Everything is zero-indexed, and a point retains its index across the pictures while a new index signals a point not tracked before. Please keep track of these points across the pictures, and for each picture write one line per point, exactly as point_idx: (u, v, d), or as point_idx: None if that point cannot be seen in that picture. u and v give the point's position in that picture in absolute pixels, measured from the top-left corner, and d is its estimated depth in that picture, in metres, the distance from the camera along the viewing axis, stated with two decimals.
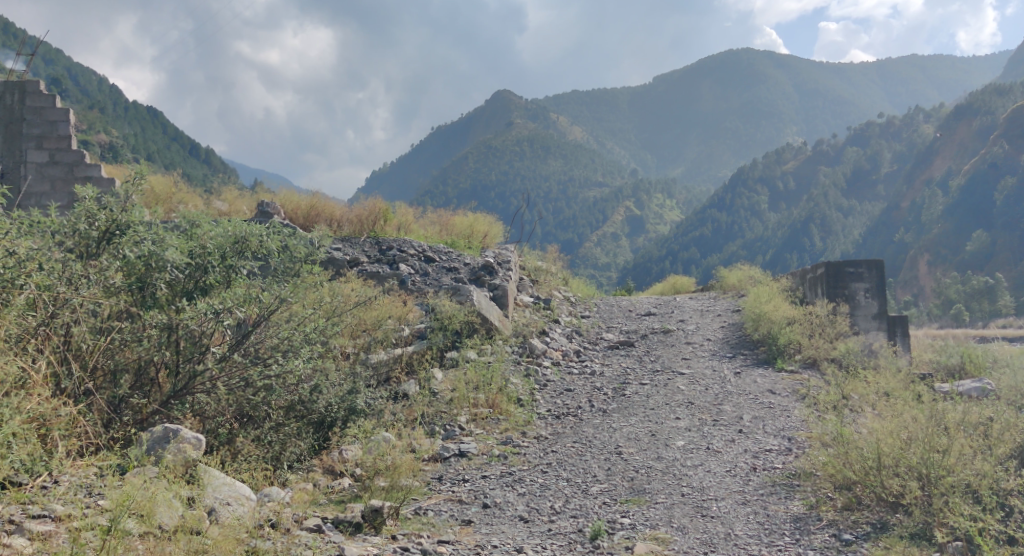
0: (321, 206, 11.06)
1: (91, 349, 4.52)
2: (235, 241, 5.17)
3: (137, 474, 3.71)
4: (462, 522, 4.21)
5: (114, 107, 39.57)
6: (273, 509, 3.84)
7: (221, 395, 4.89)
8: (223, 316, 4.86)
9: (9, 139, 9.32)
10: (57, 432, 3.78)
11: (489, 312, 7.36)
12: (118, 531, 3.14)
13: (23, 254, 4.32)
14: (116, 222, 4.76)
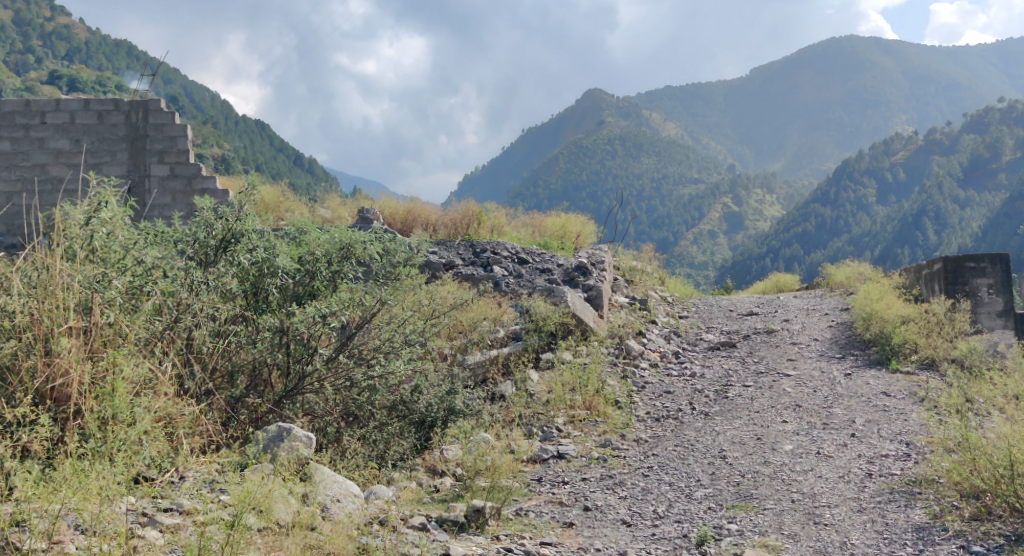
0: (417, 211, 11.30)
1: (211, 352, 4.76)
2: (341, 246, 5.42)
3: (256, 470, 3.88)
4: (564, 524, 4.22)
5: (222, 120, 41.31)
6: (381, 508, 3.94)
7: (329, 395, 5.10)
8: (330, 318, 5.03)
9: (134, 154, 9.87)
10: (182, 430, 4.02)
11: (584, 313, 7.35)
12: (241, 526, 3.23)
13: (150, 262, 4.60)
14: (232, 231, 5.07)
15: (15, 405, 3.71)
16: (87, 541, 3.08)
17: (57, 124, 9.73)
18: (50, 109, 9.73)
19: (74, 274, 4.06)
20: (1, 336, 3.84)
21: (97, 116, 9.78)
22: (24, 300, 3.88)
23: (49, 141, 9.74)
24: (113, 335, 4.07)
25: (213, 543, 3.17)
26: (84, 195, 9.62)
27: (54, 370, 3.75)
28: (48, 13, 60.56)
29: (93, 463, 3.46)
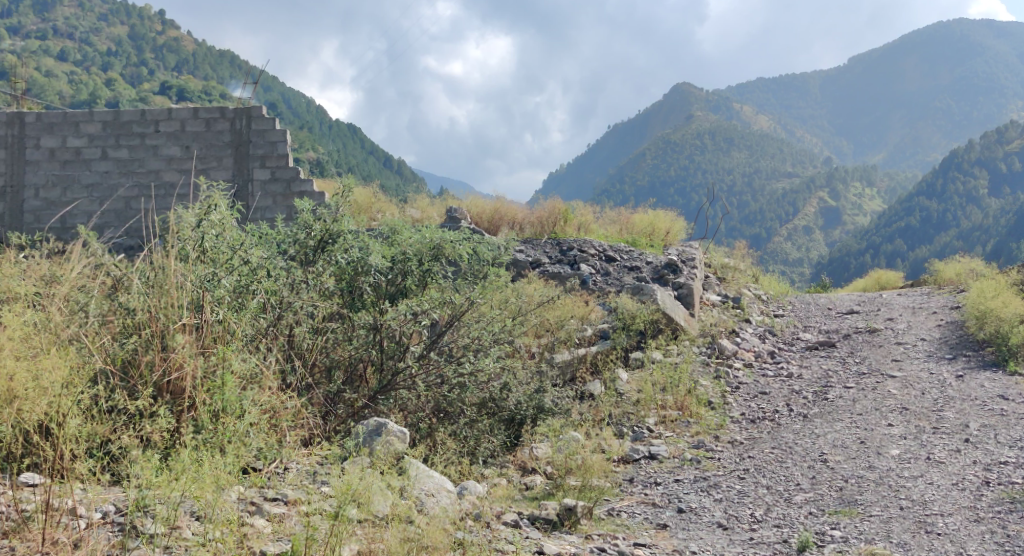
0: (504, 210, 11.38)
1: (310, 348, 4.92)
2: (432, 246, 5.53)
3: (354, 463, 4.00)
4: (658, 526, 4.19)
5: (315, 124, 42.59)
6: (476, 504, 3.98)
7: (421, 391, 5.17)
8: (421, 316, 5.16)
9: (238, 159, 10.30)
10: (285, 423, 4.19)
11: (674, 311, 7.24)
12: (343, 517, 3.32)
13: (255, 262, 4.81)
14: (329, 231, 5.30)
15: (136, 398, 3.92)
16: (201, 528, 3.23)
17: (169, 131, 10.25)
18: (162, 117, 10.22)
19: (187, 273, 4.28)
20: (126, 333, 4.14)
21: (205, 123, 10.25)
22: (143, 299, 4.15)
23: (162, 148, 10.26)
24: (223, 332, 4.27)
25: (318, 533, 3.26)
26: (193, 199, 10.09)
27: (170, 364, 3.95)
28: (156, 26, 63.53)
29: (207, 451, 3.64)
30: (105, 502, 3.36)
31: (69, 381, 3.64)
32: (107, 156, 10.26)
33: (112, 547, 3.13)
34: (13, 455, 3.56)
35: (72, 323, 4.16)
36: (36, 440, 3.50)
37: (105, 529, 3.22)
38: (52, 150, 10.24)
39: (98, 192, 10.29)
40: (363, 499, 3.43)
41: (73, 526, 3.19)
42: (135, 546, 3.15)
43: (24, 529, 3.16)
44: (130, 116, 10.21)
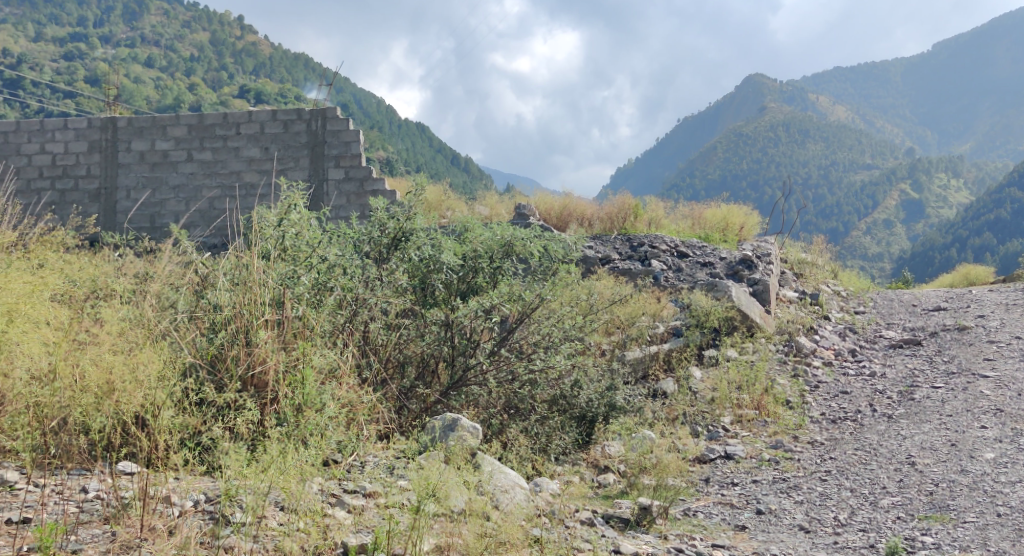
0: (573, 206, 11.33)
1: (384, 343, 5.03)
2: (502, 243, 5.52)
3: (428, 456, 4.05)
4: (736, 527, 4.11)
5: (385, 124, 43.30)
6: (555, 505, 3.94)
7: (492, 387, 5.22)
8: (491, 313, 5.24)
9: (314, 159, 10.50)
10: (362, 417, 4.30)
11: (750, 308, 7.08)
12: (424, 513, 3.33)
13: (332, 260, 4.97)
14: (402, 230, 5.45)
15: (223, 390, 4.07)
16: (287, 517, 3.30)
17: (249, 133, 10.53)
18: (243, 120, 10.53)
19: (268, 270, 4.50)
20: (213, 329, 4.30)
21: (283, 125, 10.51)
22: (229, 295, 4.35)
23: (242, 150, 10.56)
24: (303, 327, 4.42)
25: (397, 527, 3.28)
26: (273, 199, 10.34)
27: (254, 358, 4.12)
28: (234, 30, 65.26)
29: (291, 442, 3.70)
30: (197, 490, 3.43)
31: (162, 373, 3.74)
32: (192, 158, 10.62)
33: (204, 535, 3.19)
34: (111, 445, 3.65)
35: (162, 319, 4.34)
36: (133, 430, 3.54)
37: (197, 518, 3.28)
38: (142, 153, 10.63)
39: (184, 193, 10.63)
40: (440, 491, 3.42)
41: (167, 513, 3.26)
42: (226, 534, 3.20)
43: (123, 516, 3.22)
44: (214, 119, 10.56)
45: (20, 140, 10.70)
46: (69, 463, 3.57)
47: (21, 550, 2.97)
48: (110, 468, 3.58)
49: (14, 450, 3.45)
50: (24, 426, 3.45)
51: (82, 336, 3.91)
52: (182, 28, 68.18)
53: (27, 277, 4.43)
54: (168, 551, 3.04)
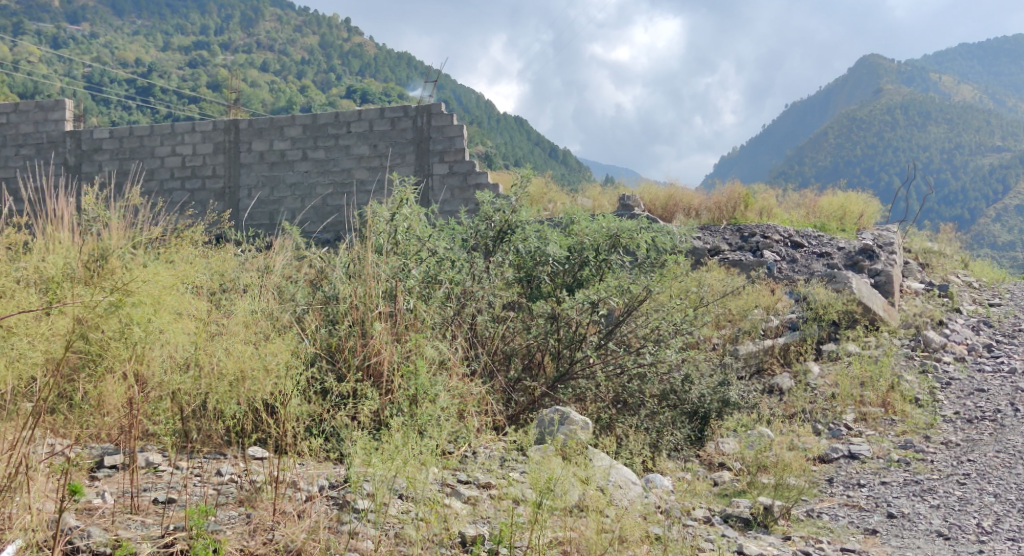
0: (680, 196, 11.11)
1: (492, 335, 5.07)
2: (609, 235, 5.61)
3: (538, 450, 4.05)
4: (866, 531, 3.92)
5: (485, 120, 43.77)
6: (679, 506, 3.83)
7: (600, 381, 5.17)
8: (598, 305, 5.23)
9: (420, 155, 10.65)
10: (473, 409, 4.36)
11: (872, 301, 6.76)
12: (546, 508, 3.29)
13: (441, 253, 5.19)
14: (508, 222, 5.63)
15: (341, 379, 4.29)
16: (405, 505, 3.37)
17: (359, 132, 10.77)
18: (353, 119, 10.77)
19: (381, 263, 4.79)
20: (334, 321, 4.61)
21: (391, 122, 10.70)
22: (346, 287, 4.69)
23: (353, 148, 10.82)
24: (414, 319, 4.60)
25: (521, 519, 3.27)
26: (384, 194, 10.59)
27: (369, 349, 4.31)
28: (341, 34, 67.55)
29: (410, 432, 3.74)
30: (322, 476, 3.59)
31: (289, 363, 3.86)
32: (306, 157, 10.95)
33: (330, 520, 3.28)
34: (243, 431, 3.81)
35: (286, 309, 4.64)
36: (262, 418, 3.69)
37: (324, 503, 3.40)
38: (261, 153, 11.03)
39: (300, 191, 10.99)
40: (564, 486, 3.35)
41: (297, 497, 3.38)
42: (350, 519, 3.32)
43: (256, 498, 3.36)
44: (326, 118, 10.85)
45: (153, 143, 11.25)
46: (205, 448, 3.80)
47: (169, 528, 3.05)
48: (241, 453, 3.78)
49: (157, 434, 3.61)
50: (166, 413, 3.60)
51: (215, 324, 4.04)
52: (292, 32, 70.86)
53: (166, 269, 4.63)
54: (299, 535, 3.13)
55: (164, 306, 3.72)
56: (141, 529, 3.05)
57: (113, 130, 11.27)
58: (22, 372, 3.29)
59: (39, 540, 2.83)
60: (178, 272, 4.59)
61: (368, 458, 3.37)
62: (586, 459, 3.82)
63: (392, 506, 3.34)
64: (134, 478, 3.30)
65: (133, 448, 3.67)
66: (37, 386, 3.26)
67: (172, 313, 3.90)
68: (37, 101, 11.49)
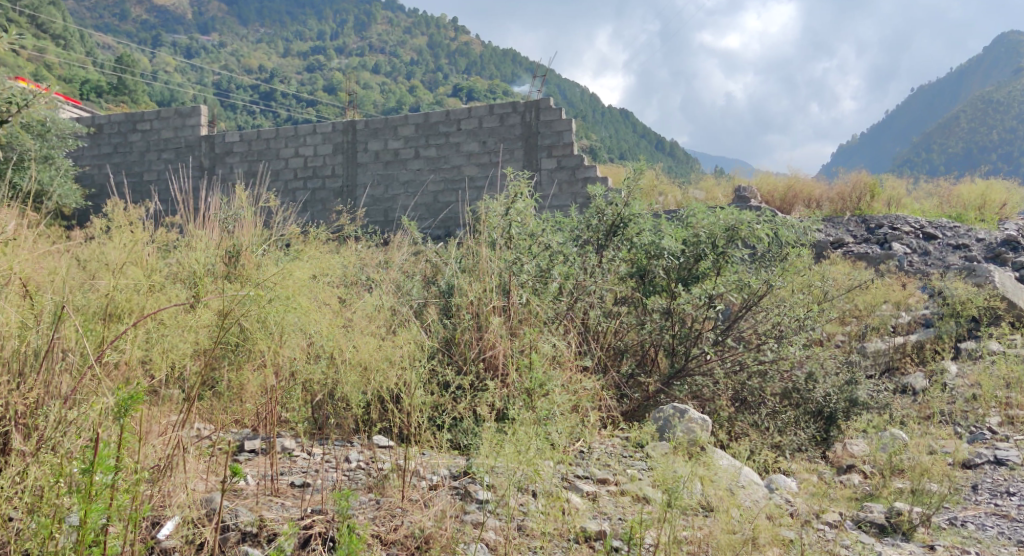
0: (800, 187, 10.73)
1: (605, 331, 5.12)
2: (726, 228, 5.40)
3: (656, 448, 3.98)
4: (1019, 544, 3.67)
5: (593, 116, 43.63)
6: (809, 509, 3.68)
7: (719, 378, 5.06)
8: (716, 300, 5.14)
9: (529, 150, 10.66)
10: (587, 403, 4.32)
11: (1019, 297, 6.38)
12: (674, 508, 3.21)
13: (554, 248, 5.27)
14: (620, 216, 5.58)
15: (458, 372, 4.36)
16: (528, 497, 3.38)
17: (469, 129, 10.88)
18: (463, 116, 10.88)
19: (494, 258, 4.87)
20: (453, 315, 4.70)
21: (500, 119, 10.77)
22: (463, 283, 4.79)
23: (463, 145, 10.94)
24: (528, 314, 4.66)
25: (651, 516, 3.22)
26: (496, 189, 10.67)
27: (484, 343, 4.37)
28: (450, 34, 68.70)
29: (529, 425, 3.77)
30: (445, 466, 3.68)
31: (413, 354, 3.95)
32: (419, 155, 11.15)
33: (455, 509, 3.34)
34: (369, 420, 3.92)
35: (406, 303, 4.81)
36: (388, 408, 3.79)
37: (447, 492, 3.48)
38: (377, 152, 11.29)
39: (412, 188, 11.19)
40: (691, 485, 3.28)
41: (421, 486, 3.47)
42: (474, 510, 3.37)
43: (385, 486, 3.43)
44: (437, 117, 11.00)
45: (278, 145, 11.67)
46: (333, 435, 3.89)
47: (307, 511, 3.12)
48: (368, 441, 3.88)
49: (291, 421, 3.73)
50: (299, 401, 3.71)
51: (344, 318, 4.15)
52: (403, 36, 72.65)
53: (299, 264, 4.82)
54: (427, 523, 3.18)
55: (300, 297, 4.08)
56: (281, 511, 3.13)
57: (242, 133, 11.76)
58: (172, 361, 3.43)
59: (195, 517, 2.91)
60: (308, 266, 4.80)
61: (492, 450, 3.41)
62: (711, 459, 3.71)
63: (515, 498, 3.37)
64: (273, 462, 3.40)
65: (268, 434, 3.80)
66: (187, 374, 3.38)
67: (307, 305, 4.13)
68: (176, 108, 12.11)
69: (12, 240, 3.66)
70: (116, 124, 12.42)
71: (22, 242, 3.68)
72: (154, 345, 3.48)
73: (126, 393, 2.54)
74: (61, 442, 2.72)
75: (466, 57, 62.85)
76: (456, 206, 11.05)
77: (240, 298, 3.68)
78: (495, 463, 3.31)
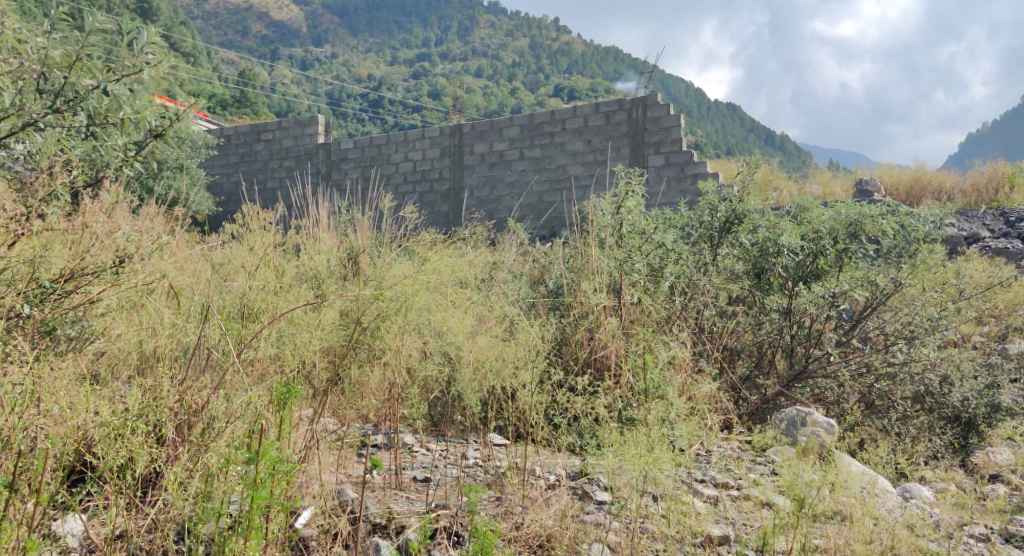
0: (927, 179, 10.17)
1: (720, 331, 4.94)
2: (848, 223, 5.17)
3: (779, 453, 3.82)
4: None
5: (700, 112, 42.86)
6: (952, 522, 3.44)
7: (845, 380, 4.84)
8: (839, 300, 4.92)
9: (636, 148, 10.50)
10: (705, 405, 4.17)
11: None
12: (806, 516, 3.05)
13: (668, 246, 5.12)
14: (735, 212, 5.39)
15: (570, 373, 4.31)
16: (650, 501, 3.27)
17: (575, 128, 10.81)
18: (569, 115, 10.82)
19: (604, 258, 4.81)
20: (566, 315, 4.65)
21: (606, 116, 10.65)
22: (574, 285, 4.75)
23: (569, 144, 10.87)
24: (640, 314, 4.57)
25: (782, 522, 3.08)
26: (604, 188, 10.54)
27: (596, 343, 4.33)
28: (552, 34, 68.86)
29: (647, 422, 3.67)
30: (561, 466, 3.64)
31: (530, 353, 3.92)
32: (524, 156, 11.15)
33: (575, 509, 3.28)
34: (486, 419, 3.90)
35: (518, 304, 4.79)
36: (504, 406, 3.76)
37: (565, 492, 3.43)
38: (482, 155, 11.35)
39: (518, 189, 11.21)
40: (822, 490, 3.13)
41: (539, 485, 3.43)
42: (592, 511, 3.30)
43: (502, 483, 3.40)
44: (542, 117, 10.97)
45: (389, 150, 11.90)
46: (450, 432, 3.85)
47: (431, 505, 3.13)
48: (484, 439, 3.86)
49: (410, 418, 3.76)
50: (418, 399, 3.72)
51: (460, 318, 4.17)
52: (506, 39, 73.32)
53: (413, 265, 4.89)
54: (548, 521, 3.14)
55: (419, 297, 4.13)
56: (407, 504, 3.15)
57: (356, 140, 12.04)
58: (302, 358, 3.49)
59: (329, 508, 2.95)
60: (422, 266, 4.86)
61: (613, 452, 3.33)
62: (842, 464, 3.52)
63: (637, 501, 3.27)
64: (396, 457, 3.43)
65: (388, 429, 3.83)
66: (317, 372, 3.45)
67: (428, 305, 4.16)
68: (295, 117, 12.47)
69: (162, 246, 3.82)
70: (242, 135, 12.93)
71: (170, 248, 3.84)
72: (284, 343, 3.56)
73: (282, 386, 2.69)
74: (213, 435, 2.80)
75: (568, 58, 62.84)
76: (562, 206, 11.00)
77: (362, 299, 3.75)
78: (614, 465, 3.24)
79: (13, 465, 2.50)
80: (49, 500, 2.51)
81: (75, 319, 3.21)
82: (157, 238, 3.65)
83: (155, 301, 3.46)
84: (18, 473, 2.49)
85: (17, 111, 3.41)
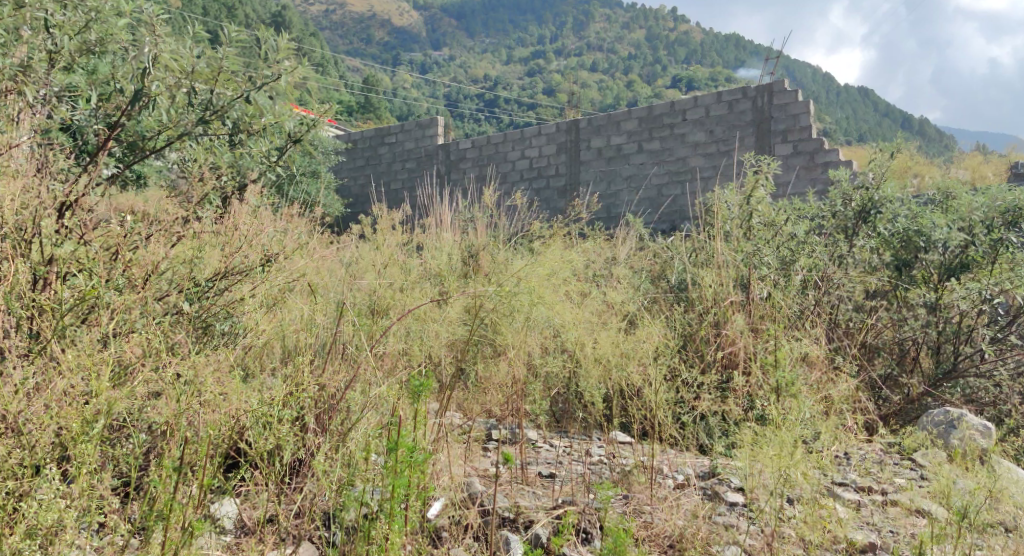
0: None
1: (859, 326, 4.63)
2: (1005, 210, 4.78)
3: (929, 457, 3.51)
4: None
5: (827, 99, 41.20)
6: None
7: (1003, 379, 4.43)
8: (995, 297, 4.47)
9: (761, 136, 10.09)
10: (845, 406, 3.88)
11: None
12: (968, 526, 2.76)
13: (801, 237, 4.85)
14: (871, 201, 5.05)
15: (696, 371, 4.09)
16: (789, 506, 3.05)
17: (696, 119, 10.50)
18: (689, 106, 10.53)
19: (730, 250, 4.62)
20: (692, 310, 4.45)
21: (728, 105, 10.28)
22: (699, 279, 4.56)
23: (689, 136, 10.57)
24: (770, 309, 4.33)
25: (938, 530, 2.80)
26: (728, 179, 10.17)
27: (723, 339, 4.10)
28: (669, 24, 67.85)
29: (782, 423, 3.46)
30: (690, 465, 3.47)
31: (658, 349, 3.79)
32: (643, 149, 10.92)
33: (706, 510, 3.10)
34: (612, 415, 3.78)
35: (642, 299, 4.64)
36: (631, 403, 3.63)
37: (694, 491, 3.26)
38: (599, 149, 11.21)
39: (636, 183, 10.99)
40: (983, 498, 2.84)
41: (667, 484, 3.27)
42: (723, 512, 3.12)
43: (628, 480, 3.27)
44: (662, 109, 10.73)
45: (506, 148, 11.90)
46: (574, 428, 3.75)
47: (558, 501, 3.04)
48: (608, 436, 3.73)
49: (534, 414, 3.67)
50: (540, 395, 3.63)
51: (583, 313, 4.07)
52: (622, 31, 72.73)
53: (532, 260, 4.82)
54: (677, 522, 2.98)
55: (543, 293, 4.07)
56: (533, 499, 3.06)
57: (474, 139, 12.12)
58: (429, 353, 3.47)
59: (457, 500, 2.90)
60: (541, 262, 4.79)
61: (747, 452, 3.14)
62: (1006, 473, 3.19)
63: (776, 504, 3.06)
64: (523, 451, 3.35)
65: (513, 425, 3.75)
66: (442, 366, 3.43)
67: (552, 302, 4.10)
68: (416, 119, 12.67)
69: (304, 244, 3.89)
70: (367, 139, 13.25)
71: (309, 247, 3.91)
72: (412, 338, 3.55)
73: (415, 378, 2.66)
74: (348, 430, 2.80)
75: (685, 49, 61.71)
76: (682, 199, 10.69)
77: (485, 295, 3.71)
78: (750, 464, 3.04)
79: (180, 450, 2.52)
80: (210, 483, 2.53)
81: (227, 314, 3.25)
82: (299, 237, 3.71)
83: (294, 298, 3.51)
84: (186, 456, 2.51)
85: (178, 122, 3.52)
